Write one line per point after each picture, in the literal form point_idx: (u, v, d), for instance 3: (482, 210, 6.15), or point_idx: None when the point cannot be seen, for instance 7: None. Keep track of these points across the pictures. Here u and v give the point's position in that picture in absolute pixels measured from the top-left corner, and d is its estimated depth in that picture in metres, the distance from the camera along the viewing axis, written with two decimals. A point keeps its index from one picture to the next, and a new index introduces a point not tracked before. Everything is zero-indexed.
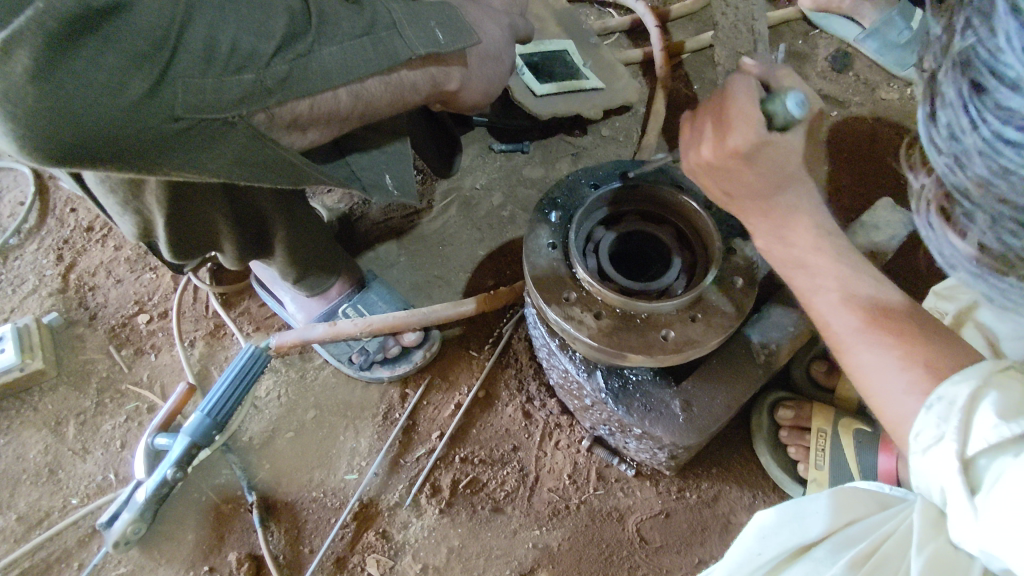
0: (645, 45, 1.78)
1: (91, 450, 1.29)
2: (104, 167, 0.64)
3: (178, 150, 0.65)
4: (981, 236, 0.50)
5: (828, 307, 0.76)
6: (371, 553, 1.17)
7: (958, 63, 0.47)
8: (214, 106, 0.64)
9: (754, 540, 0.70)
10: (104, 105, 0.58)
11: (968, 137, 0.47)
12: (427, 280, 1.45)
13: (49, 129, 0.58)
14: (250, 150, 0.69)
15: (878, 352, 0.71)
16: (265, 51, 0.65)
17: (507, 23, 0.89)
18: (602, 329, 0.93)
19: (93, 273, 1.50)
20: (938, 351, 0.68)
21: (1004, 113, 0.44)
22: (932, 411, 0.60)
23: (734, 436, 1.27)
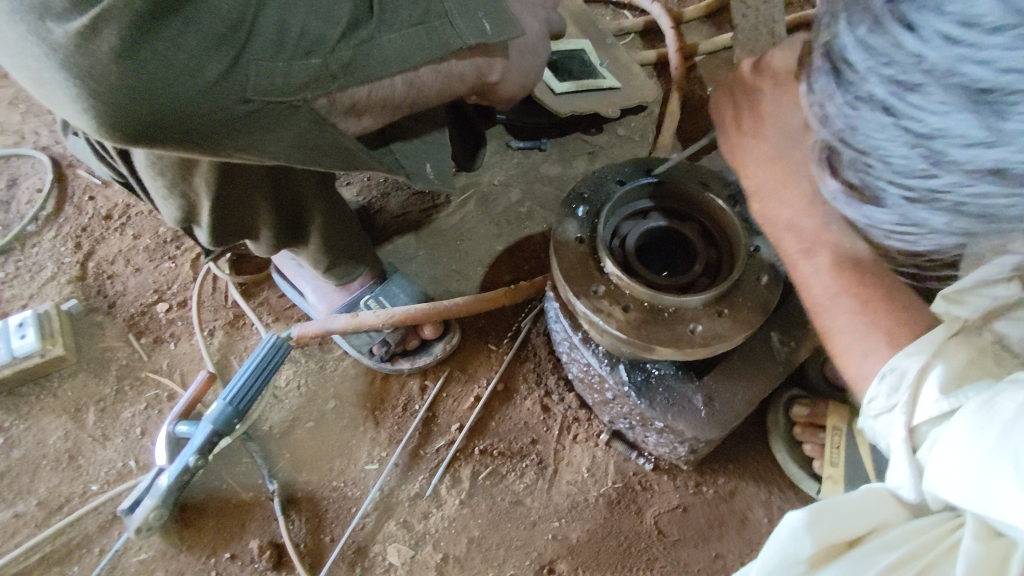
0: (661, 44, 1.79)
1: (111, 437, 1.30)
2: (173, 146, 0.70)
3: (245, 131, 0.70)
4: (847, 181, 0.51)
5: (812, 271, 0.70)
6: (392, 542, 1.19)
7: (822, 52, 0.49)
8: (281, 90, 0.69)
9: (787, 538, 0.56)
10: (183, 85, 0.64)
11: (827, 111, 0.49)
12: (446, 274, 1.46)
13: (127, 105, 0.63)
14: (310, 133, 0.75)
15: (853, 317, 0.66)
16: (331, 36, 0.69)
17: (544, 16, 0.91)
18: (631, 321, 0.94)
19: (112, 262, 1.51)
20: (908, 320, 0.64)
21: (847, 93, 0.46)
22: (885, 381, 0.60)
23: (750, 432, 1.29)
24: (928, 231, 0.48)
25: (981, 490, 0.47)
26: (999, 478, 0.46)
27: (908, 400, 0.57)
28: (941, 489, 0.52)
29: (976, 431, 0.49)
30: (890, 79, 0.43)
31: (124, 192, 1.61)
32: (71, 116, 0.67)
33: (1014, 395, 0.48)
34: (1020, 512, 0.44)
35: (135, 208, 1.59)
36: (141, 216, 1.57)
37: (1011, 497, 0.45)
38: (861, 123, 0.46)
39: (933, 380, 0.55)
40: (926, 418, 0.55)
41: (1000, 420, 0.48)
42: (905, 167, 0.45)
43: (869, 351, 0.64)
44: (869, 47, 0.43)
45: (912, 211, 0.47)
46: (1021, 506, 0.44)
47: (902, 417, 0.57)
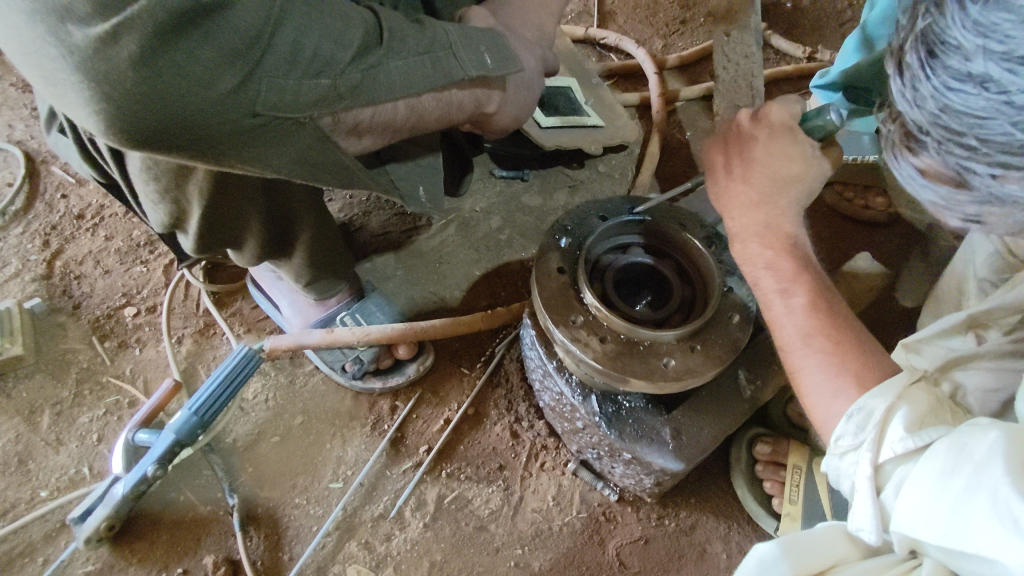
0: (644, 87, 1.86)
1: (65, 442, 1.26)
2: (177, 153, 0.72)
3: (250, 143, 0.72)
4: (930, 158, 0.58)
5: (787, 314, 0.82)
6: (351, 563, 1.17)
7: (917, 37, 0.57)
8: (290, 105, 0.72)
9: (755, 569, 0.68)
10: (196, 95, 0.66)
11: (924, 87, 0.56)
12: (423, 295, 1.47)
13: (139, 110, 0.65)
14: (313, 149, 0.77)
15: (819, 360, 0.78)
16: (341, 59, 0.73)
17: (539, 54, 0.97)
18: (607, 352, 0.96)
19: (80, 262, 1.47)
20: (867, 364, 0.77)
21: (947, 69, 0.54)
22: (852, 420, 0.67)
23: (713, 468, 1.32)
24: (1010, 206, 0.55)
25: (949, 523, 0.53)
26: (969, 511, 0.52)
27: (874, 438, 0.64)
28: (907, 526, 0.57)
29: (947, 473, 0.55)
30: (997, 55, 0.50)
31: (99, 192, 1.58)
32: (76, 117, 0.68)
33: (980, 439, 0.54)
34: (986, 544, 0.50)
35: (109, 209, 1.56)
36: (115, 217, 1.54)
37: (978, 529, 0.51)
38: (957, 99, 0.53)
39: (897, 422, 0.63)
40: (892, 456, 0.62)
41: (965, 462, 0.54)
42: (1000, 143, 0.52)
43: (838, 390, 0.75)
44: (980, 27, 0.51)
45: (998, 188, 0.54)
46: (988, 537, 0.50)
47: (869, 454, 0.64)
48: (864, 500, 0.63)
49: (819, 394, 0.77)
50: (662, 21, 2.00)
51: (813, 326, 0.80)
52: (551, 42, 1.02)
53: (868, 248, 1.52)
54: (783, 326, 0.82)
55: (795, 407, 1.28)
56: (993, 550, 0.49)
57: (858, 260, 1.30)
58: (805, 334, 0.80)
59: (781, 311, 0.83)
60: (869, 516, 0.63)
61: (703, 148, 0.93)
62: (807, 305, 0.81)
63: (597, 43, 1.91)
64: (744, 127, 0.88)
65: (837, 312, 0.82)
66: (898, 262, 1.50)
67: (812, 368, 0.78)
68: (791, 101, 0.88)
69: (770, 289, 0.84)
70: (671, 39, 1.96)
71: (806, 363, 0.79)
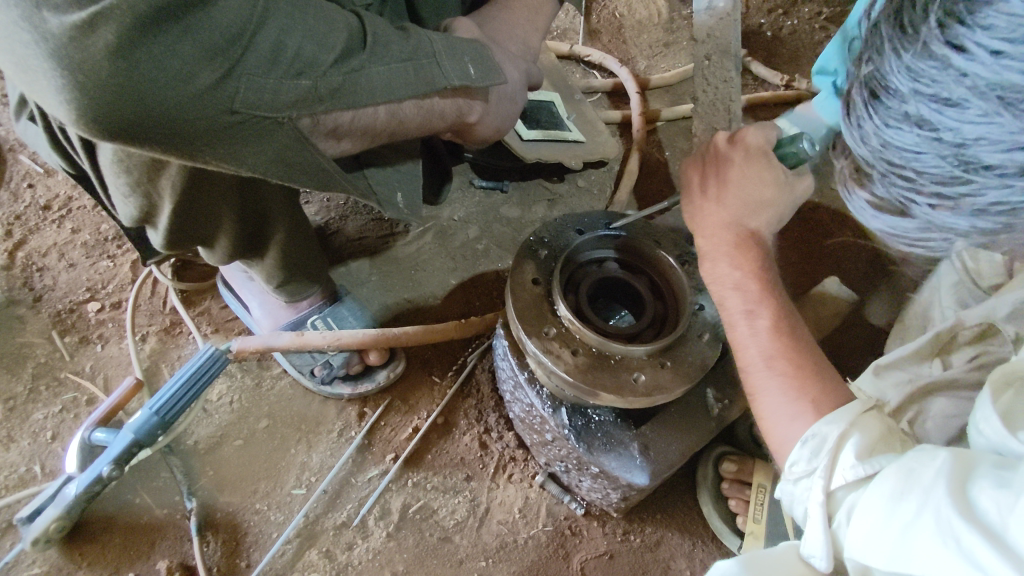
0: (626, 106, 1.89)
1: (18, 439, 1.21)
2: (150, 147, 0.70)
3: (226, 140, 0.71)
4: (878, 187, 0.62)
5: (748, 336, 0.83)
6: (311, 571, 1.15)
7: (864, 80, 0.61)
8: (269, 105, 0.71)
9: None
10: (173, 89, 0.65)
11: (867, 124, 0.60)
12: (397, 302, 1.46)
13: (112, 102, 0.63)
14: (291, 149, 0.76)
15: (780, 382, 0.79)
16: (324, 61, 0.73)
17: (523, 68, 0.98)
18: (578, 365, 0.97)
19: (44, 254, 1.43)
20: (824, 390, 0.77)
21: (886, 110, 0.57)
22: (806, 446, 0.69)
23: (679, 484, 1.33)
24: (945, 232, 0.59)
25: (898, 548, 0.54)
26: (915, 536, 0.53)
27: (826, 464, 0.65)
28: (859, 552, 0.58)
29: (895, 498, 0.56)
30: (925, 98, 0.53)
31: (68, 184, 1.54)
32: (48, 106, 0.66)
33: (927, 465, 0.56)
34: (932, 568, 0.51)
35: (77, 201, 1.52)
36: (83, 210, 1.51)
37: (924, 553, 0.52)
38: (894, 137, 0.57)
39: (849, 449, 0.64)
40: (844, 481, 0.63)
41: (912, 487, 0.55)
42: (933, 175, 0.55)
43: (798, 414, 0.76)
44: (912, 73, 0.54)
45: (935, 216, 0.58)
46: (934, 561, 0.51)
47: (821, 480, 0.65)
48: (817, 527, 0.64)
49: (779, 417, 0.78)
50: (646, 43, 2.04)
51: (775, 350, 0.81)
52: (535, 57, 1.03)
53: (837, 272, 1.55)
54: (747, 348, 0.83)
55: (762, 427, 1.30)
56: (938, 574, 0.50)
57: (827, 283, 1.33)
58: (768, 358, 0.81)
59: (745, 332, 0.84)
60: (821, 544, 0.64)
61: (681, 167, 0.95)
62: (769, 328, 0.82)
63: (581, 60, 1.94)
64: (721, 148, 0.90)
65: (798, 335, 0.83)
66: (866, 287, 1.54)
67: (773, 390, 0.79)
68: (768, 128, 0.90)
69: (736, 310, 0.85)
70: (654, 61, 2.00)
71: (766, 385, 0.80)
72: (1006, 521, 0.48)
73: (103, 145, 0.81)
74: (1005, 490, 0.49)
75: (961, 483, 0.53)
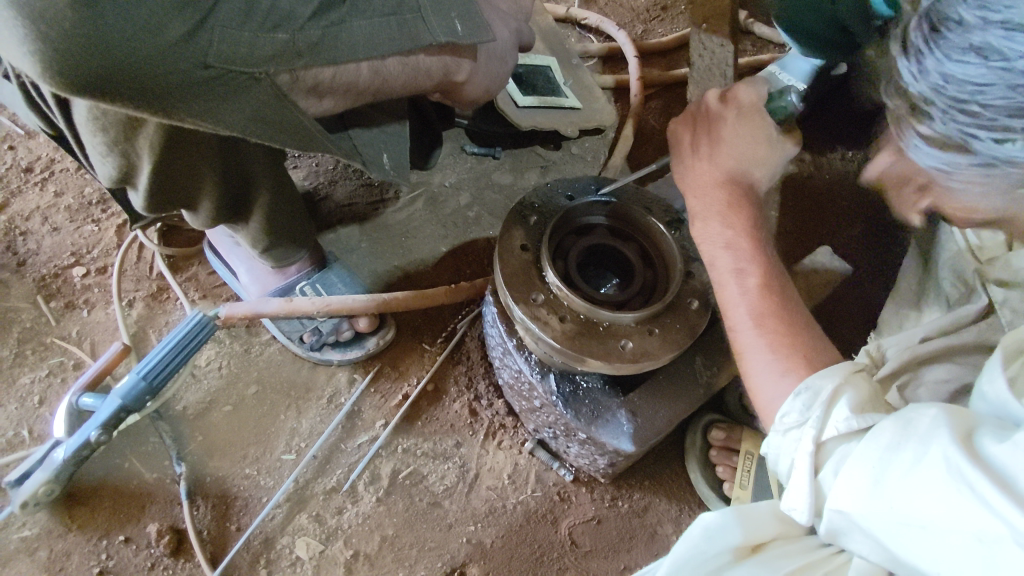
0: (622, 72, 1.85)
1: (4, 403, 1.21)
2: (121, 105, 0.68)
3: (200, 97, 0.69)
4: (935, 126, 0.58)
5: (735, 298, 0.83)
6: (301, 535, 1.16)
7: (921, 16, 0.58)
8: (245, 60, 0.69)
9: (700, 537, 0.69)
10: (142, 43, 0.63)
11: (928, 60, 0.56)
12: (387, 269, 1.44)
13: (78, 56, 0.62)
14: (269, 107, 0.74)
15: (768, 340, 0.78)
16: (301, 14, 0.71)
17: (515, 27, 0.95)
18: (566, 332, 0.96)
19: (27, 218, 1.40)
20: (813, 347, 0.78)
21: (953, 42, 0.54)
22: (800, 398, 0.67)
23: (668, 451, 1.34)
24: (1011, 166, 0.55)
25: (894, 494, 0.53)
26: (916, 483, 0.51)
27: (819, 415, 0.64)
28: (846, 501, 0.57)
29: (892, 448, 0.55)
30: (995, 25, 0.51)
31: (50, 145, 1.50)
32: (13, 59, 0.65)
33: (928, 419, 0.55)
34: (933, 513, 0.50)
35: (59, 164, 1.49)
36: (66, 172, 1.47)
37: (923, 498, 0.51)
38: (960, 69, 0.54)
39: (844, 404, 0.63)
40: (837, 434, 0.62)
41: (913, 435, 0.54)
42: (1003, 107, 0.52)
43: (786, 370, 0.75)
44: (981, 1, 0.52)
45: (999, 149, 0.54)
46: (937, 506, 0.50)
47: (813, 431, 0.63)
48: (803, 479, 0.63)
49: (766, 374, 0.76)
50: (643, 6, 1.99)
51: (765, 309, 0.81)
52: (527, 15, 1.00)
53: (831, 242, 1.54)
54: (737, 307, 0.82)
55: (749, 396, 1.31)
56: (939, 520, 0.49)
57: (817, 253, 1.33)
58: (757, 317, 0.80)
59: (734, 293, 0.84)
60: (806, 497, 0.62)
61: (670, 126, 0.95)
62: (754, 290, 0.83)
63: (577, 24, 1.89)
64: (712, 108, 0.90)
65: (786, 300, 0.83)
66: (859, 258, 1.53)
67: (759, 348, 0.78)
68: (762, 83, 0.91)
69: (726, 268, 0.85)
70: (651, 25, 1.95)
71: (754, 344, 0.79)
72: (1017, 474, 0.47)
73: (79, 101, 0.79)
74: (1011, 442, 0.49)
75: (962, 436, 0.52)
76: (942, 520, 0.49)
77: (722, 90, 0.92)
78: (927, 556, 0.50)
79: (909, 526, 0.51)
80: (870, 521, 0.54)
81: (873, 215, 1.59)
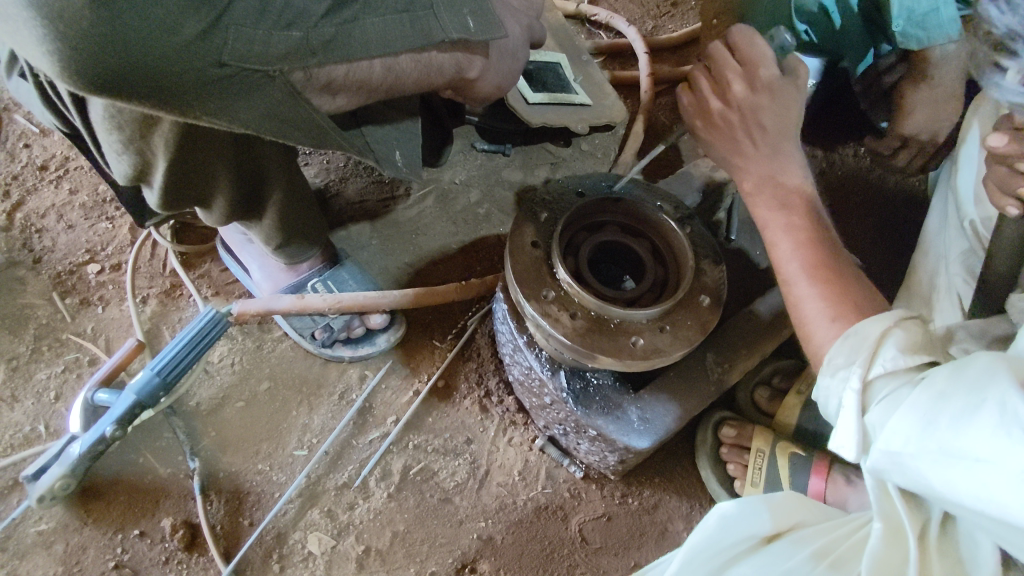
0: (632, 68, 1.84)
1: (21, 399, 1.23)
2: (138, 102, 0.69)
3: (216, 95, 0.70)
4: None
5: (785, 253, 0.89)
6: (313, 530, 1.17)
7: None
8: (259, 58, 0.69)
9: (716, 526, 0.77)
10: (160, 41, 0.64)
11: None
12: (397, 265, 1.45)
13: (97, 55, 0.62)
14: (284, 104, 0.75)
15: (817, 289, 0.83)
16: (315, 12, 0.71)
17: (526, 23, 0.95)
18: (577, 329, 0.96)
19: (42, 215, 1.42)
20: (863, 297, 0.82)
21: None
22: (848, 340, 0.73)
23: (679, 448, 1.33)
24: None
25: (945, 436, 0.56)
26: (967, 428, 0.55)
27: (866, 357, 0.69)
28: (895, 442, 0.61)
29: (945, 394, 0.59)
30: None
31: (64, 143, 1.52)
32: (31, 58, 0.65)
33: (983, 367, 0.58)
34: (980, 451, 0.53)
35: (74, 161, 1.50)
36: (80, 170, 1.48)
37: (978, 442, 0.53)
38: None
39: (892, 347, 0.68)
40: (882, 371, 0.68)
41: (967, 382, 0.57)
42: None
43: (836, 316, 0.80)
44: None
45: None
46: (991, 449, 0.52)
47: (860, 370, 0.69)
48: (851, 417, 0.69)
49: (818, 320, 0.81)
50: (654, 2, 1.98)
51: (817, 260, 0.86)
52: (538, 11, 1.00)
53: (844, 238, 1.53)
54: (789, 261, 0.88)
55: (761, 393, 1.31)
56: (986, 458, 0.52)
57: None
58: (809, 267, 0.86)
59: (786, 248, 0.89)
60: (854, 433, 0.69)
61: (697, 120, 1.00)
62: (800, 243, 0.88)
63: (587, 20, 1.89)
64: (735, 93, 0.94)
65: (834, 250, 0.88)
66: (873, 255, 1.51)
67: (810, 296, 0.84)
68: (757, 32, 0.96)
69: (775, 223, 0.91)
70: (661, 21, 1.94)
71: (806, 294, 0.84)
72: None
73: (94, 100, 0.79)
74: None
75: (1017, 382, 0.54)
76: (987, 457, 0.52)
77: (725, 58, 0.95)
78: (976, 495, 0.53)
79: (960, 468, 0.54)
80: (919, 463, 0.58)
81: (887, 212, 1.57)
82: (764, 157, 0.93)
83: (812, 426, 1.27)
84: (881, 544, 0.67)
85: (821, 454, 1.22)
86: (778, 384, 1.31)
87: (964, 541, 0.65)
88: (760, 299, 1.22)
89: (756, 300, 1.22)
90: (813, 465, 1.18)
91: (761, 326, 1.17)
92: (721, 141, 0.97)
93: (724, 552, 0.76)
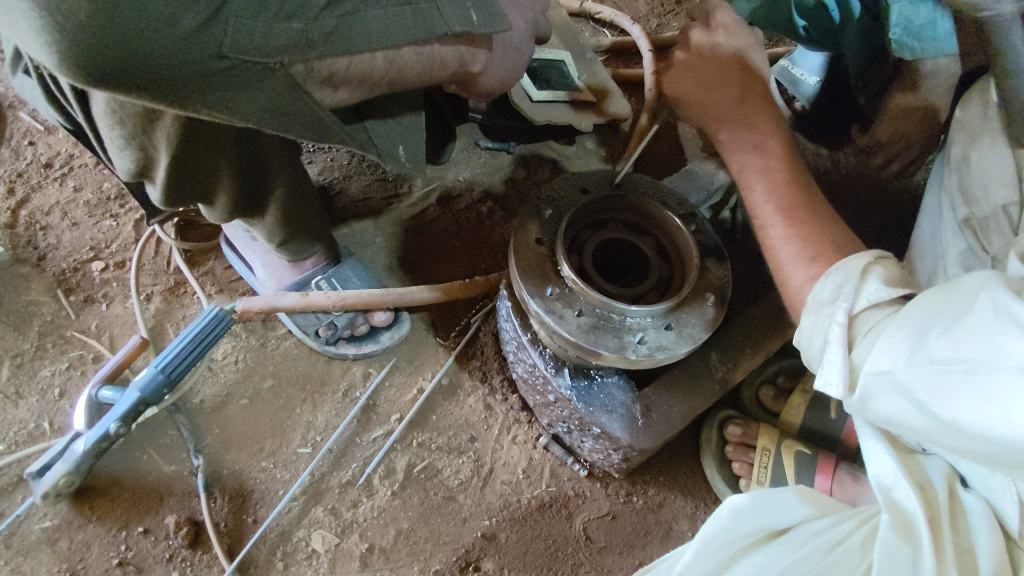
0: (636, 66, 1.84)
1: (25, 396, 1.23)
2: (137, 96, 0.69)
3: (215, 87, 0.70)
4: None
5: (760, 198, 0.90)
6: (317, 528, 1.17)
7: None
8: (258, 50, 0.69)
9: (728, 518, 0.75)
10: (158, 31, 0.63)
11: None
12: (402, 263, 1.45)
13: (97, 48, 0.62)
14: (284, 96, 0.75)
15: (786, 230, 0.85)
16: (315, 5, 0.70)
17: (531, 17, 0.95)
18: (582, 326, 0.96)
19: (47, 213, 1.42)
20: (841, 235, 0.84)
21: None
22: (831, 278, 0.73)
23: (683, 446, 1.33)
24: None
25: (936, 348, 0.57)
26: (960, 333, 0.56)
27: (851, 290, 0.70)
28: (884, 363, 0.61)
29: (936, 310, 0.59)
30: None
31: (68, 140, 1.51)
32: (31, 51, 0.65)
33: (971, 280, 0.59)
34: (975, 356, 0.54)
35: (79, 159, 1.50)
36: (84, 168, 1.48)
37: (971, 344, 0.55)
38: None
39: (874, 278, 0.69)
40: (868, 302, 0.68)
41: (958, 294, 0.59)
42: None
43: (815, 257, 0.80)
44: None
45: None
46: (980, 349, 0.54)
47: (846, 303, 0.69)
48: (837, 351, 0.69)
49: (795, 262, 0.81)
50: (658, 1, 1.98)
51: (793, 204, 0.87)
52: (543, 5, 0.99)
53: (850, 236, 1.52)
54: (766, 206, 0.89)
55: (767, 391, 1.31)
56: (980, 360, 0.54)
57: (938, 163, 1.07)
58: (786, 210, 0.86)
59: (761, 192, 0.91)
60: (839, 370, 0.69)
61: (679, 79, 1.03)
62: (776, 191, 0.89)
63: (591, 18, 1.88)
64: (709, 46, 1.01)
65: (811, 195, 0.89)
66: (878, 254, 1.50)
67: (788, 239, 0.83)
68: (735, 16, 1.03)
69: (753, 168, 0.93)
70: (666, 19, 1.94)
71: (782, 237, 0.85)
72: None
73: (96, 95, 0.79)
74: None
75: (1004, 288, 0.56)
76: (983, 358, 0.53)
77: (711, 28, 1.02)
78: (968, 398, 0.54)
79: (949, 373, 0.56)
80: (906, 375, 0.59)
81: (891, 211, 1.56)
82: (756, 145, 0.94)
83: (817, 425, 1.26)
84: (893, 533, 0.67)
85: (826, 452, 1.22)
86: (782, 382, 1.30)
87: (973, 530, 0.66)
88: (763, 297, 1.21)
89: (759, 297, 1.22)
90: (819, 463, 1.18)
91: (765, 323, 1.16)
92: (704, 107, 1.00)
93: (733, 542, 0.75)
